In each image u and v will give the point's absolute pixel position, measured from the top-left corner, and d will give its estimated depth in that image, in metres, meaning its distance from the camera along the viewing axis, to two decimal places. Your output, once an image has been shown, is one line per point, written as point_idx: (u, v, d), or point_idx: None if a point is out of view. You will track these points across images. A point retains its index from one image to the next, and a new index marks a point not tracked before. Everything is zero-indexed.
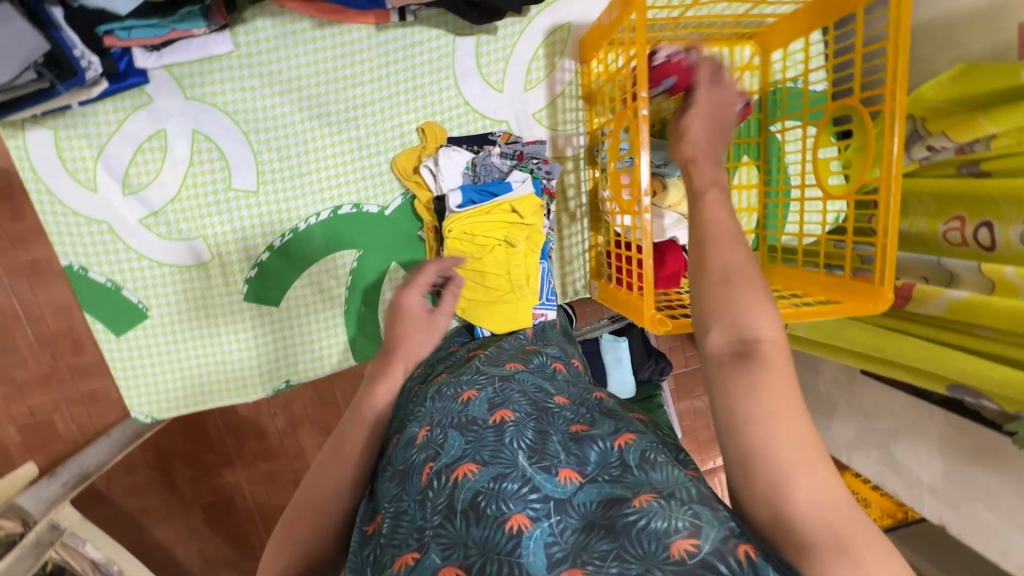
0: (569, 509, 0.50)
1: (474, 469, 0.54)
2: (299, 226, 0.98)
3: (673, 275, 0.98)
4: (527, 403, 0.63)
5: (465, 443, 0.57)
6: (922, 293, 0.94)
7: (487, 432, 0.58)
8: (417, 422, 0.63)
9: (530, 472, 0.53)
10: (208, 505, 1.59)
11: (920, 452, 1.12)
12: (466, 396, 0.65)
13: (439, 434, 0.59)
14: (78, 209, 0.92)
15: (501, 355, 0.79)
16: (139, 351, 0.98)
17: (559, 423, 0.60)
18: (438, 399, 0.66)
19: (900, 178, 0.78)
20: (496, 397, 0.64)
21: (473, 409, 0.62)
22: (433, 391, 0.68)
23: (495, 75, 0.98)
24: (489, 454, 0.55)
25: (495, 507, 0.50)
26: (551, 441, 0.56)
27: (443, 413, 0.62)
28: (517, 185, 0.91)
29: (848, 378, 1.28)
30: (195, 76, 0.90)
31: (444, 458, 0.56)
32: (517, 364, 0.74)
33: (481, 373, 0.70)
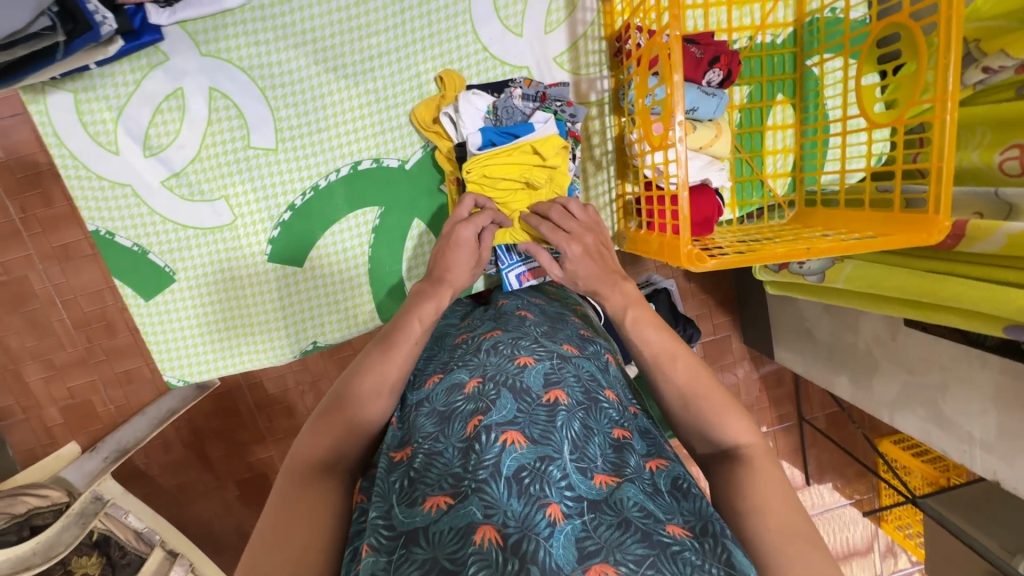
0: (604, 509, 0.48)
1: (521, 442, 0.51)
2: (320, 182, 0.96)
3: (706, 220, 0.94)
4: (581, 390, 0.59)
5: (517, 410, 0.54)
6: (976, 230, 0.88)
7: (539, 408, 0.55)
8: (468, 368, 0.62)
9: (569, 469, 0.50)
10: (243, 481, 1.61)
11: (972, 405, 1.06)
12: (523, 360, 0.61)
13: (491, 388, 0.57)
14: (102, 172, 0.92)
15: (558, 330, 0.73)
16: (168, 313, 0.98)
17: (603, 421, 0.57)
18: (494, 353, 0.62)
19: (957, 96, 0.72)
20: (554, 373, 0.60)
21: (528, 378, 0.58)
22: (490, 344, 0.65)
23: (513, 18, 0.94)
24: (539, 432, 0.52)
25: (539, 487, 0.48)
26: (592, 442, 0.54)
27: (496, 370, 0.59)
28: (540, 126, 0.88)
29: (891, 335, 1.21)
30: (209, 32, 0.88)
31: (495, 415, 0.53)
32: (574, 347, 0.67)
33: (540, 345, 0.65)
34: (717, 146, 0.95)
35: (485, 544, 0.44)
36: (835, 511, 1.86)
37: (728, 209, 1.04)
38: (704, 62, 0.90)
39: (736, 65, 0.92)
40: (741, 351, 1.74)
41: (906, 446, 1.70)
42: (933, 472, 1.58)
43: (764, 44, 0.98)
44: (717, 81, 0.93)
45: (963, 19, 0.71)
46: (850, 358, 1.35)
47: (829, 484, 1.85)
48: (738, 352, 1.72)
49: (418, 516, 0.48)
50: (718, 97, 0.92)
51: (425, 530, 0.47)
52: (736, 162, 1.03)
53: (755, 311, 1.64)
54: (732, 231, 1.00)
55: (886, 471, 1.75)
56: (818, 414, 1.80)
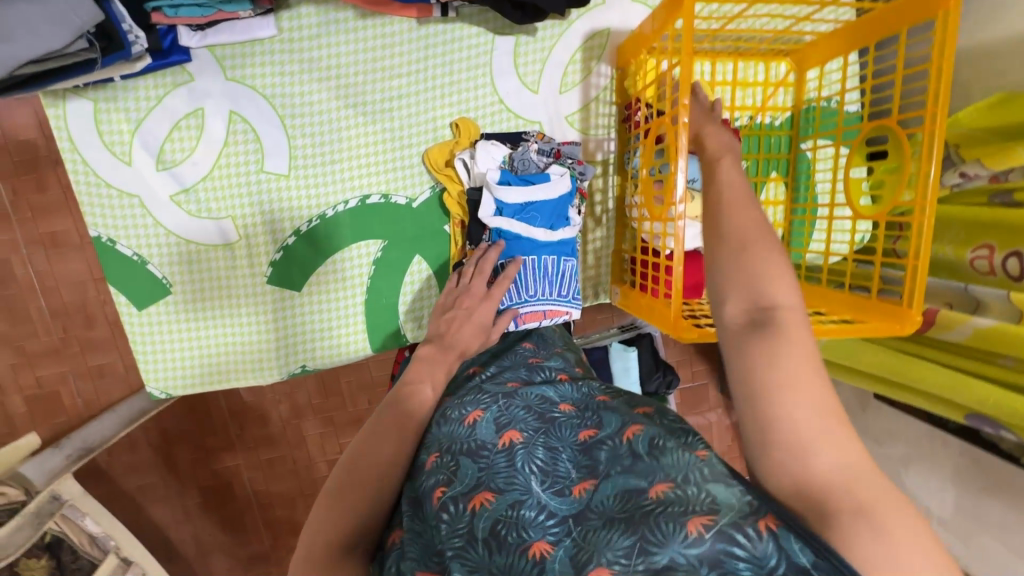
0: (587, 518, 0.49)
1: (491, 499, 0.53)
2: (327, 212, 0.98)
3: (695, 285, 0.98)
4: (532, 419, 0.61)
5: (477, 471, 0.56)
6: (946, 319, 0.94)
7: (499, 457, 0.57)
8: (426, 448, 0.62)
9: (545, 499, 0.52)
10: (206, 489, 1.58)
11: (932, 482, 1.11)
12: (471, 418, 0.63)
13: (449, 459, 0.58)
14: (111, 180, 0.92)
15: (505, 368, 0.75)
16: (161, 331, 0.98)
17: (565, 433, 0.59)
18: (443, 423, 0.64)
19: (934, 202, 0.78)
20: (502, 417, 0.63)
21: (481, 432, 0.61)
22: (439, 413, 0.66)
23: (531, 75, 0.99)
24: (503, 480, 0.54)
25: (516, 535, 0.49)
26: (560, 462, 0.56)
27: (450, 440, 0.61)
28: (555, 178, 0.92)
29: (861, 404, 1.26)
30: (236, 58, 0.91)
31: (457, 487, 0.55)
32: (519, 381, 0.70)
33: (484, 392, 0.68)
34: None
35: None
36: None
37: None
38: None
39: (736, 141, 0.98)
40: (718, 402, 1.78)
41: None
42: None
43: (763, 124, 1.04)
44: None
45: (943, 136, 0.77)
46: None
47: None
48: (713, 402, 1.76)
49: None
50: None
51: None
52: None
53: None
54: None
55: None
56: None
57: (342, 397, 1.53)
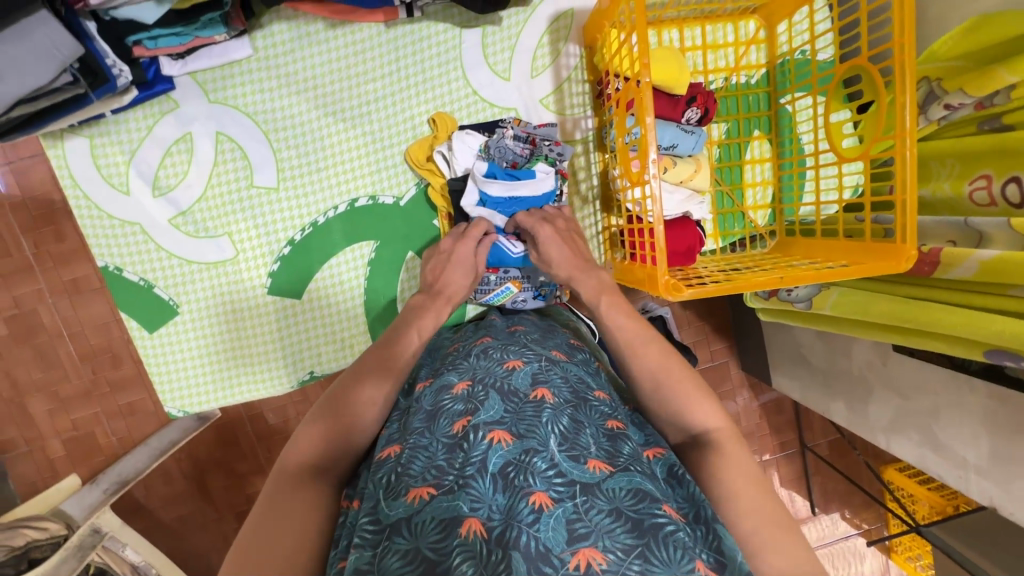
0: (595, 493, 0.49)
1: (507, 439, 0.53)
2: (319, 220, 1.01)
3: (688, 249, 0.98)
4: (566, 391, 0.61)
5: (505, 411, 0.57)
6: (950, 256, 0.91)
7: (526, 406, 0.57)
8: (458, 372, 0.65)
9: (559, 459, 0.51)
10: (241, 513, 1.61)
11: (963, 430, 1.07)
12: (511, 364, 0.64)
13: (480, 391, 0.60)
14: (112, 212, 0.97)
15: (548, 338, 0.77)
16: (172, 344, 1.02)
17: (594, 414, 0.60)
18: (483, 358, 0.67)
19: (915, 133, 0.77)
20: (540, 374, 0.63)
21: (516, 381, 0.61)
22: (479, 351, 0.70)
23: (501, 64, 1.00)
24: (524, 429, 0.54)
25: (523, 480, 0.49)
26: (584, 433, 0.55)
27: (485, 373, 0.62)
28: (540, 177, 0.94)
29: (882, 360, 1.22)
30: (218, 81, 0.95)
31: (483, 415, 0.56)
32: (562, 354, 0.72)
33: (529, 349, 0.69)
34: (697, 181, 0.99)
35: (471, 535, 0.46)
36: (841, 541, 1.81)
37: (711, 239, 1.08)
38: (681, 103, 0.96)
39: (712, 104, 0.99)
40: (740, 378, 1.75)
41: (911, 474, 1.68)
42: (938, 499, 1.55)
43: (739, 84, 1.04)
44: (697, 118, 0.99)
45: (916, 66, 0.76)
46: (843, 384, 1.36)
47: (835, 514, 1.82)
48: (735, 379, 1.73)
49: (401, 507, 0.50)
50: (696, 134, 0.98)
51: (408, 521, 0.48)
52: (718, 195, 1.07)
53: (750, 338, 1.66)
54: (715, 259, 1.04)
55: (891, 499, 1.73)
56: (819, 441, 1.79)
57: None
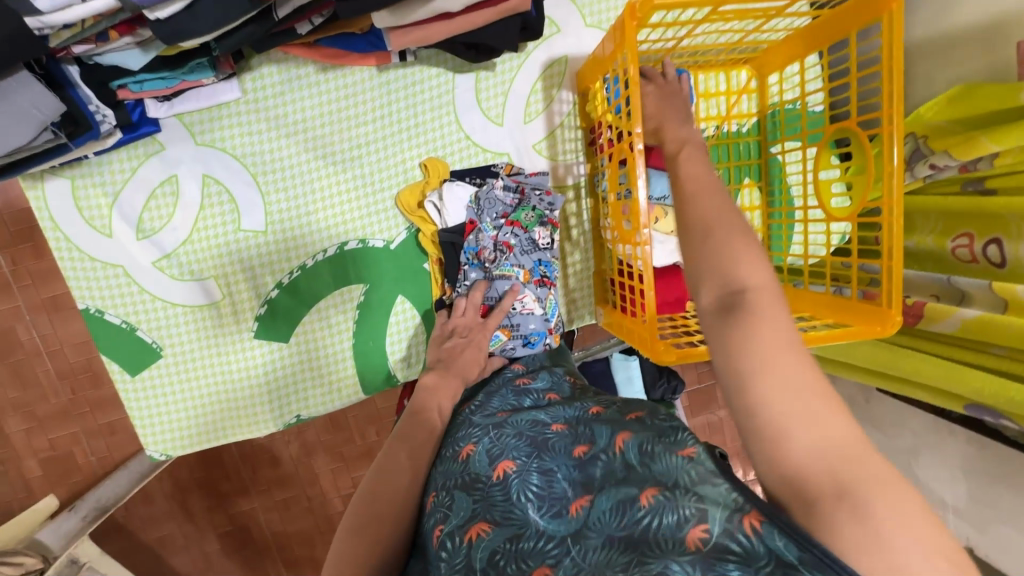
0: (586, 536, 0.49)
1: (488, 528, 0.53)
2: (307, 263, 1.00)
3: (678, 299, 0.99)
4: (524, 443, 0.61)
5: (472, 503, 0.57)
6: (933, 311, 0.93)
7: (494, 489, 0.56)
8: (427, 488, 0.64)
9: (543, 525, 0.52)
10: (224, 534, 1.59)
11: (942, 472, 1.09)
12: (464, 453, 0.63)
13: (445, 497, 0.60)
14: (94, 253, 0.94)
15: (490, 399, 0.74)
16: (171, 410, 1.00)
17: (559, 450, 0.59)
18: (440, 462, 0.65)
19: (901, 201, 0.78)
20: (494, 447, 0.61)
21: (476, 465, 0.60)
22: (436, 455, 0.67)
23: (494, 108, 1.00)
24: (501, 514, 0.54)
25: (515, 566, 0.49)
26: (555, 481, 0.55)
27: (446, 478, 0.62)
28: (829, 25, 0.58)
29: (864, 398, 1.29)
30: (204, 123, 0.93)
31: (454, 521, 0.56)
32: (508, 411, 0.70)
33: (473, 425, 0.67)
34: None
35: None
36: None
37: None
38: None
39: None
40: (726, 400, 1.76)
41: None
42: None
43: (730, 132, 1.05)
44: None
45: (904, 131, 0.77)
46: None
47: None
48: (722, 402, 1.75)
49: None
50: None
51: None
52: None
53: None
54: None
55: None
56: None
57: (350, 431, 1.54)
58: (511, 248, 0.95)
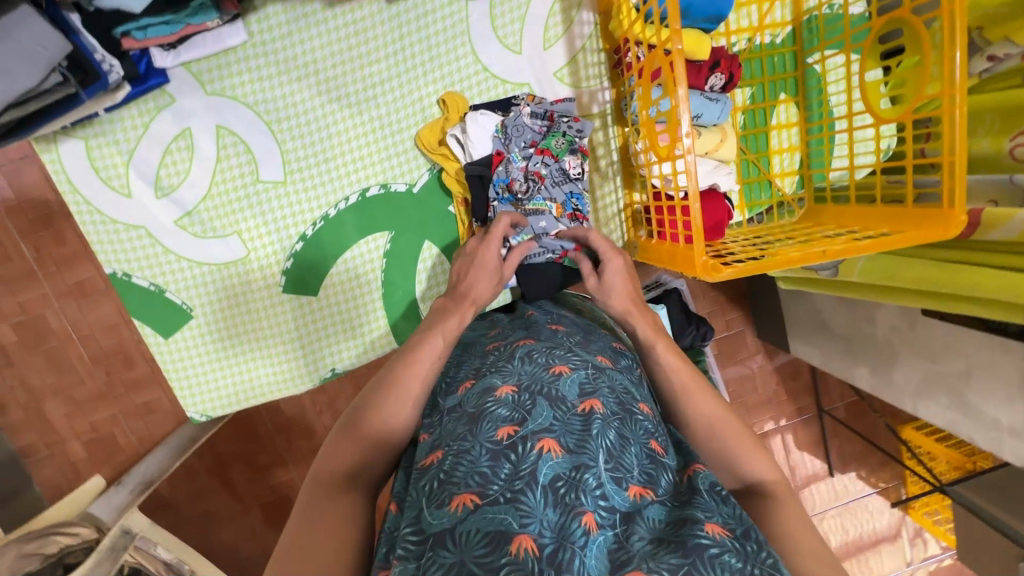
0: (637, 521, 0.47)
1: (558, 449, 0.50)
2: (330, 212, 0.97)
3: (717, 224, 0.94)
4: (616, 399, 0.58)
5: (553, 418, 0.53)
6: (992, 216, 0.87)
7: (574, 417, 0.53)
8: (502, 374, 0.59)
9: (604, 478, 0.49)
10: (267, 504, 1.62)
11: (997, 393, 1.05)
12: (558, 369, 0.59)
13: (527, 398, 0.55)
14: (114, 215, 0.93)
15: (590, 339, 0.70)
16: (190, 349, 0.99)
17: (640, 432, 0.55)
18: (528, 361, 0.61)
19: (966, 87, 0.71)
20: (589, 383, 0.58)
21: (563, 387, 0.56)
22: (524, 351, 0.63)
23: (511, 36, 0.94)
24: (575, 441, 0.51)
25: (575, 497, 0.46)
26: (629, 452, 0.52)
27: (532, 380, 0.57)
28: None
29: (908, 324, 1.20)
30: (213, 70, 0.90)
31: (531, 425, 0.52)
32: (608, 358, 0.65)
33: (575, 353, 0.63)
34: (723, 151, 0.95)
35: (523, 553, 0.43)
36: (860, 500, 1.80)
37: (737, 211, 1.02)
38: (704, 69, 0.92)
39: (737, 69, 0.93)
40: (757, 346, 1.72)
41: (930, 432, 1.68)
42: (959, 457, 1.55)
43: (763, 45, 0.98)
44: (720, 85, 0.94)
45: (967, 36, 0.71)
46: (866, 349, 1.34)
47: (854, 475, 1.80)
48: (753, 347, 1.71)
49: (445, 517, 0.47)
50: (721, 102, 0.93)
51: (451, 532, 0.45)
52: (743, 163, 1.03)
53: (769, 307, 1.63)
54: (743, 233, 1.00)
55: (909, 457, 1.75)
56: (837, 405, 1.77)
57: None
58: (542, 178, 0.92)
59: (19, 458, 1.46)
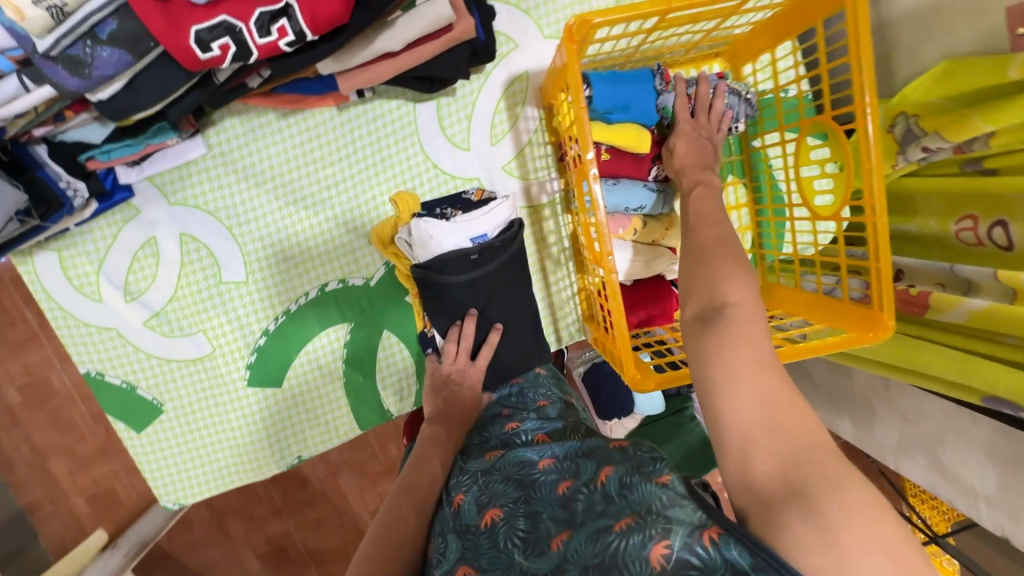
0: (563, 570, 0.48)
1: (471, 574, 0.53)
2: (291, 307, 1.01)
3: (665, 313, 0.97)
4: (510, 485, 0.60)
5: (461, 548, 0.57)
6: (937, 301, 0.87)
7: (481, 537, 0.56)
8: (423, 536, 0.64)
9: (524, 565, 0.51)
10: (264, 555, 1.61)
11: (968, 457, 0.98)
12: (456, 503, 0.64)
13: (441, 544, 0.60)
14: (87, 320, 0.98)
15: (488, 443, 0.75)
16: (161, 442, 1.02)
17: (545, 494, 0.56)
18: (436, 511, 0.66)
19: (883, 198, 0.74)
20: (482, 494, 0.61)
21: (466, 514, 0.60)
22: (435, 498, 0.68)
23: (459, 134, 0.98)
24: (488, 559, 0.53)
25: None
26: (538, 521, 0.54)
27: (441, 527, 0.62)
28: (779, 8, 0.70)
29: (883, 382, 1.15)
30: (175, 182, 0.95)
31: (446, 566, 0.56)
32: (498, 451, 0.71)
33: (466, 471, 0.68)
34: (670, 239, 0.98)
35: None
36: None
37: None
38: (646, 160, 0.94)
39: None
40: None
41: None
42: None
43: None
44: (662, 175, 0.96)
45: (870, 37, 0.72)
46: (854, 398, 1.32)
47: None
48: None
49: None
50: (663, 192, 0.96)
51: None
52: None
53: None
54: None
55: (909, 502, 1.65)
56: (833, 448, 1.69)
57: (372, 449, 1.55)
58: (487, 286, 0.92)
59: (24, 514, 1.50)
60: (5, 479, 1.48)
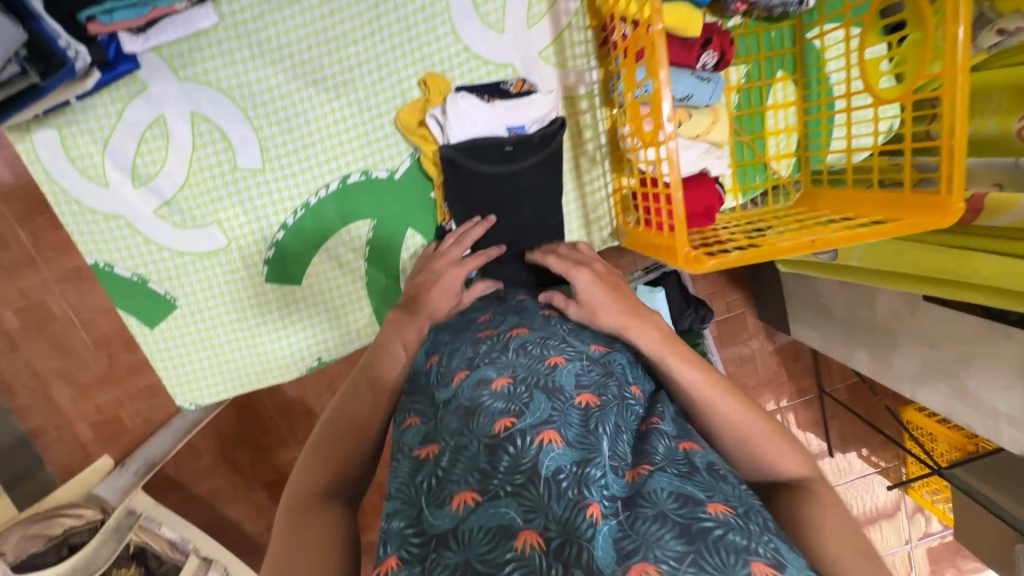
0: (639, 503, 0.47)
1: (558, 441, 0.51)
2: (310, 200, 0.95)
3: (707, 210, 0.92)
4: (611, 385, 0.59)
5: (551, 410, 0.54)
6: (996, 203, 0.80)
7: (572, 410, 0.55)
8: (495, 366, 0.60)
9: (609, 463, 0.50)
10: (271, 483, 1.57)
11: (995, 380, 0.95)
12: (552, 360, 0.60)
13: (522, 391, 0.56)
14: (94, 207, 0.92)
15: (583, 326, 0.70)
16: (174, 338, 0.98)
17: (630, 419, 0.58)
18: (523, 354, 0.61)
19: (966, 68, 0.68)
20: (584, 374, 0.59)
21: (562, 376, 0.58)
22: (517, 343, 0.62)
23: (493, 14, 0.90)
24: (575, 434, 0.52)
25: (576, 490, 0.47)
26: (621, 440, 0.54)
27: (527, 372, 0.58)
28: None
29: (909, 310, 1.07)
30: (185, 55, 0.86)
31: (528, 419, 0.53)
32: (602, 345, 0.66)
33: (568, 343, 0.63)
34: (716, 133, 0.91)
35: (528, 549, 0.45)
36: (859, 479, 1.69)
37: (730, 195, 1.01)
38: (696, 47, 0.87)
39: (729, 46, 0.89)
40: (755, 326, 1.60)
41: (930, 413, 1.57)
42: (959, 439, 1.43)
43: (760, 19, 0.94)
44: (712, 62, 0.89)
45: None
46: None
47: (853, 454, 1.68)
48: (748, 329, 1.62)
49: (447, 516, 0.49)
50: (713, 82, 0.89)
51: (454, 532, 0.48)
52: (737, 146, 1.00)
53: (767, 291, 1.51)
54: (735, 218, 0.97)
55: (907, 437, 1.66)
56: (837, 386, 1.64)
57: None
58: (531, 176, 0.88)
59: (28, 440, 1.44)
60: (7, 405, 1.41)
